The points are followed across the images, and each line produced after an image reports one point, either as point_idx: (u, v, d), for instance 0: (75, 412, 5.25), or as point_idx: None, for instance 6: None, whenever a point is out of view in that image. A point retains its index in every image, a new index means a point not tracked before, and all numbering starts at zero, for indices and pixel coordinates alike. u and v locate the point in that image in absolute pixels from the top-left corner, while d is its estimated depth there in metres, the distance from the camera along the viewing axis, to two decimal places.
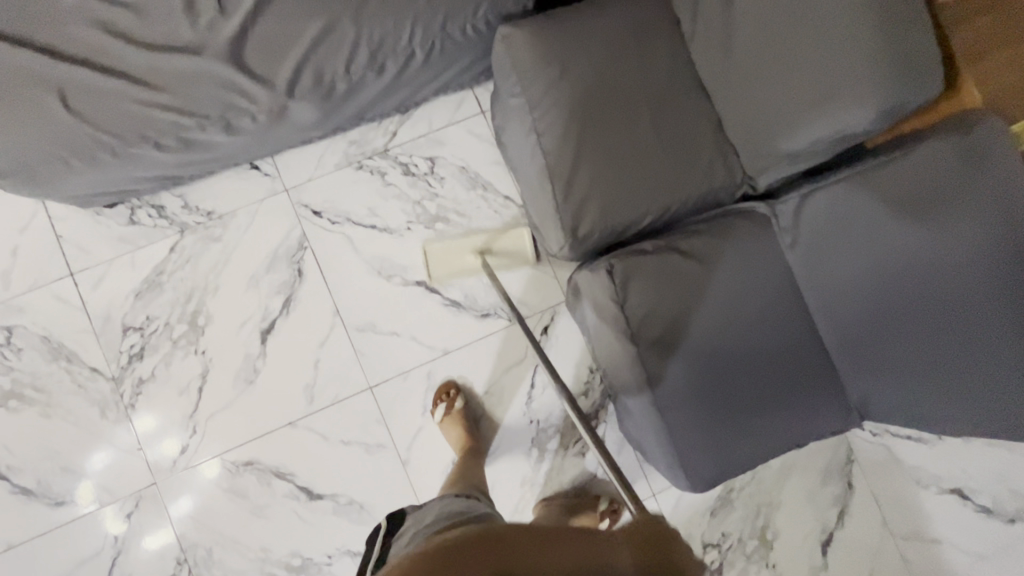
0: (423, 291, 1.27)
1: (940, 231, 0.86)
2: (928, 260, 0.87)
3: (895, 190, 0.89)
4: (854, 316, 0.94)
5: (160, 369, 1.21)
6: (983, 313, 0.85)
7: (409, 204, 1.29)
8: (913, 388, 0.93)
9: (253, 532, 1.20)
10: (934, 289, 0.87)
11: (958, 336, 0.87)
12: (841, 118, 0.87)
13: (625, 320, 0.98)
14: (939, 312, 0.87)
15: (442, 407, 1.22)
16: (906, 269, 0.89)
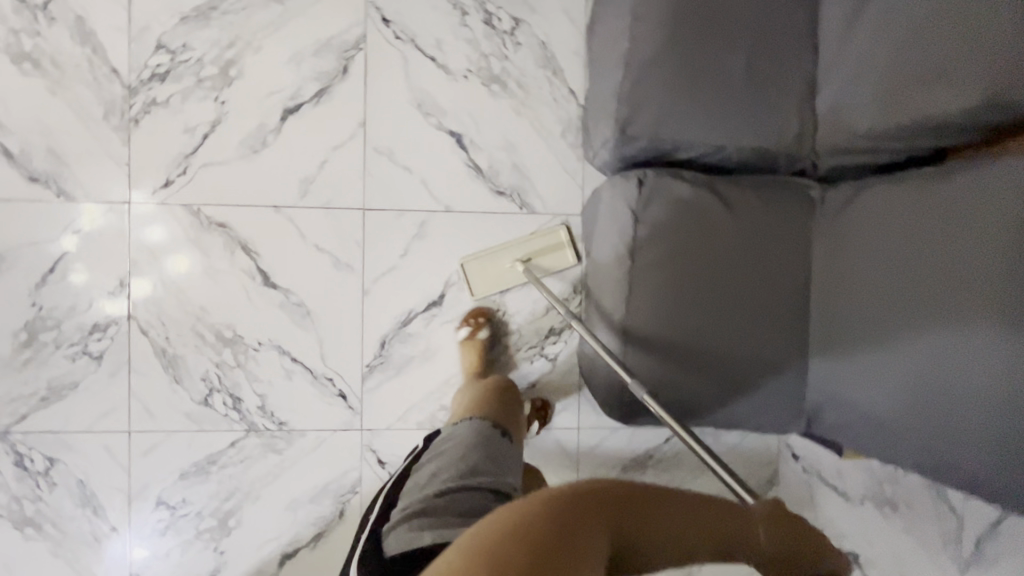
0: (452, 143, 1.23)
1: (957, 252, 0.77)
2: (931, 280, 0.79)
3: (936, 200, 0.81)
4: (841, 311, 0.93)
5: (175, 101, 1.18)
6: (977, 345, 0.73)
7: (475, 54, 1.23)
8: (863, 404, 0.88)
9: (199, 290, 1.20)
10: (932, 313, 0.78)
11: (948, 372, 0.76)
12: (926, 107, 0.80)
13: (631, 232, 0.97)
14: (935, 341, 0.78)
15: (467, 328, 1.21)
16: (919, 287, 0.81)
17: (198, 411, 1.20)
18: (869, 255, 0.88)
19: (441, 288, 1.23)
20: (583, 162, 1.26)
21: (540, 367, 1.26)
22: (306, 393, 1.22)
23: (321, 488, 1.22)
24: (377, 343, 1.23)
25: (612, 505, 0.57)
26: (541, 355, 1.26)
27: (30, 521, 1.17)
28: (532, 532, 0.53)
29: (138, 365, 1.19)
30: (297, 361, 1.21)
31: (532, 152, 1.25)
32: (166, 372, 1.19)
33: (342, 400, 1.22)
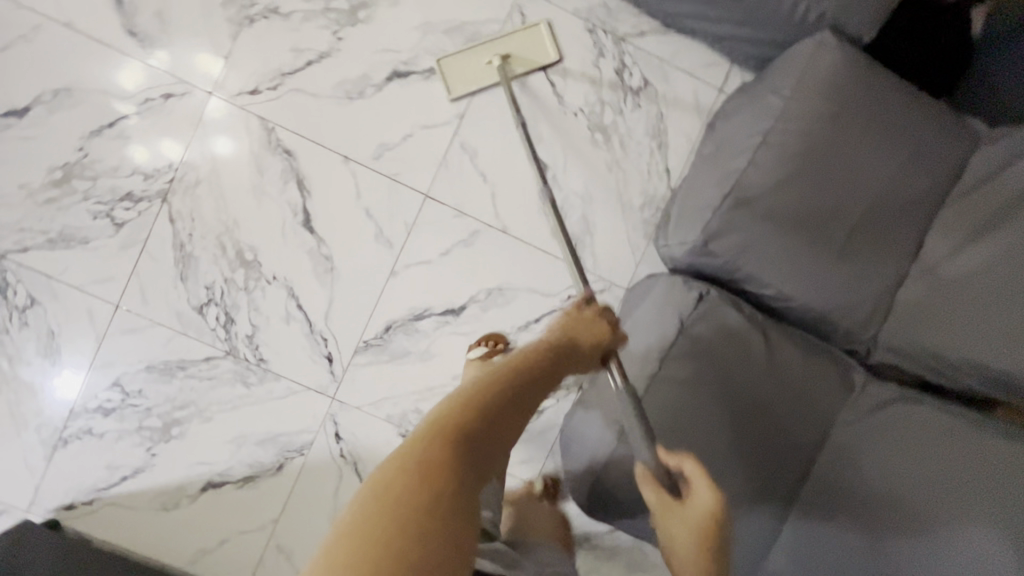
0: (534, 170, 1.21)
1: (975, 466, 0.83)
2: (950, 488, 0.83)
3: (905, 422, 0.89)
4: (844, 510, 0.89)
5: (296, 18, 1.16)
6: (957, 541, 0.81)
7: (594, 97, 1.21)
8: None
9: (240, 202, 1.18)
10: (951, 523, 0.82)
11: (938, 549, 0.82)
12: (1003, 358, 0.84)
13: (673, 338, 0.94)
14: (955, 531, 0.81)
15: (483, 348, 1.17)
16: (923, 489, 0.85)
17: (189, 316, 1.18)
18: (885, 458, 0.89)
19: (464, 300, 1.21)
20: (648, 241, 1.23)
21: None
22: (296, 342, 1.20)
23: (271, 436, 1.21)
24: (382, 325, 1.21)
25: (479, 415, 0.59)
26: None
27: None
28: (434, 453, 0.53)
29: (152, 249, 1.17)
30: (301, 309, 1.19)
31: (606, 211, 1.22)
32: (175, 266, 1.17)
33: (326, 363, 1.21)
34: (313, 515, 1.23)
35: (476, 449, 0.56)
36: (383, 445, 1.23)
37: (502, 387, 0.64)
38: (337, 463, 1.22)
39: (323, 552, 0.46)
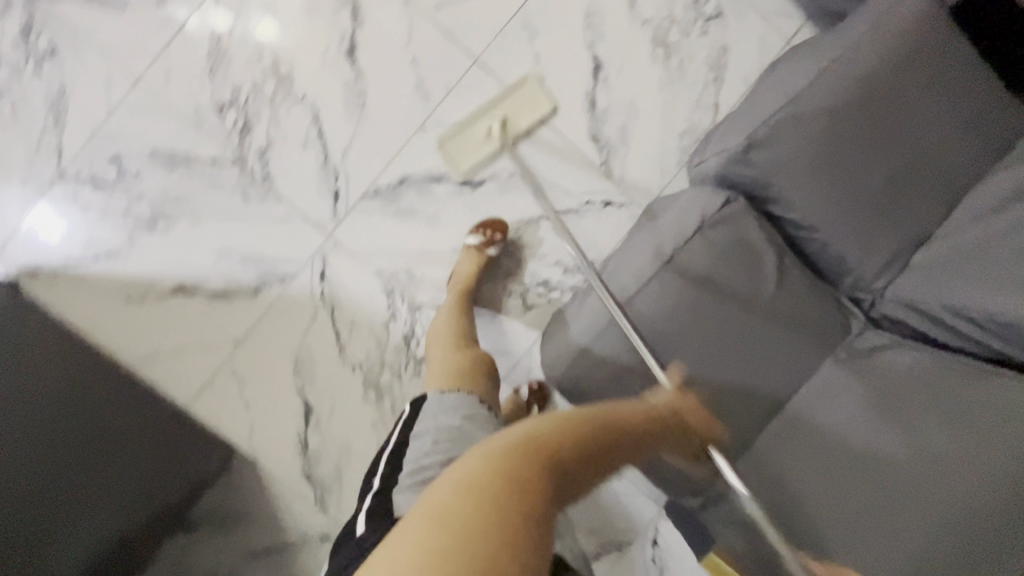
0: (588, 66, 1.19)
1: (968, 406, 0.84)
2: (946, 428, 0.84)
3: (820, 409, 0.92)
4: (828, 442, 0.89)
5: None
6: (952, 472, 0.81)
7: (666, 10, 1.19)
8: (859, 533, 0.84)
9: (289, 14, 1.14)
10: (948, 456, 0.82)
11: (937, 479, 0.82)
12: None
13: (688, 237, 0.92)
14: (952, 461, 0.82)
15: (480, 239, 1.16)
16: (845, 479, 0.87)
17: (206, 112, 1.14)
18: (873, 397, 0.89)
19: (484, 176, 1.20)
20: (679, 169, 1.22)
21: (512, 305, 1.22)
22: (307, 170, 1.17)
23: (256, 257, 1.18)
24: (397, 177, 1.18)
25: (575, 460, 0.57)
26: (519, 297, 1.22)
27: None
28: (546, 487, 0.50)
29: (188, 35, 1.13)
30: (320, 138, 1.16)
31: (646, 127, 1.21)
32: (206, 59, 1.14)
33: (331, 200, 1.18)
34: (278, 347, 1.20)
35: (570, 477, 0.54)
36: (365, 298, 1.20)
37: (604, 443, 0.62)
38: (315, 302, 1.19)
39: (423, 545, 0.43)
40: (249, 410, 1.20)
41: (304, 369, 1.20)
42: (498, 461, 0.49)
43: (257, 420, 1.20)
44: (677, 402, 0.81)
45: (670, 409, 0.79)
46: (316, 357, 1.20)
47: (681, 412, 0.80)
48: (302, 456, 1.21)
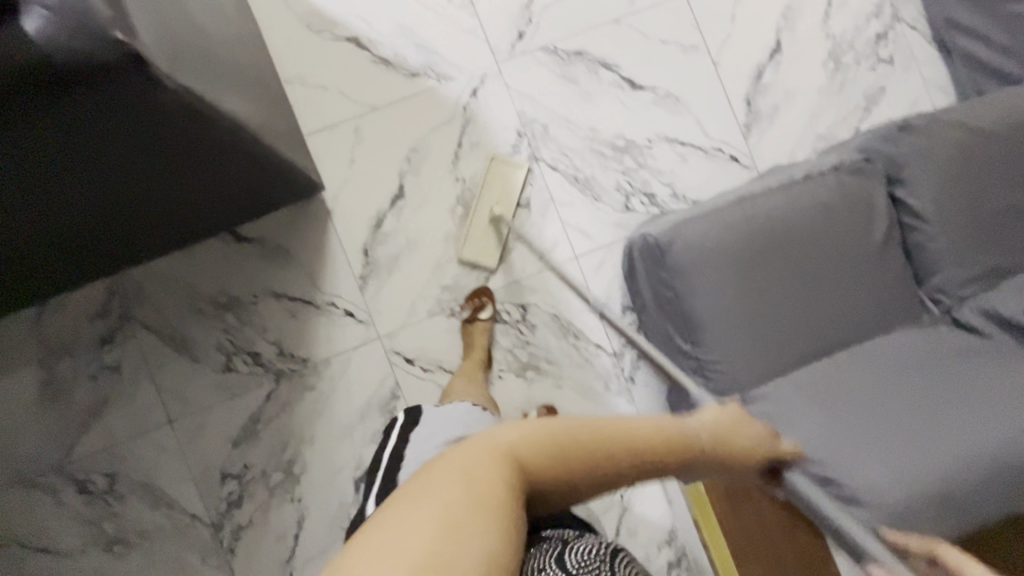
0: (769, 45, 1.34)
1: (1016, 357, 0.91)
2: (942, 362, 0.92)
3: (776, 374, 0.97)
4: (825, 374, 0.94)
5: None
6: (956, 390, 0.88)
7: (851, 37, 1.35)
8: (868, 443, 0.85)
9: None
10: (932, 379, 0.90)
11: (930, 397, 0.88)
12: None
13: (821, 172, 1.03)
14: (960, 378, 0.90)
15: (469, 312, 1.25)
16: (838, 403, 0.90)
17: None
18: (872, 346, 0.97)
19: (646, 83, 1.31)
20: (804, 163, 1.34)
21: (614, 199, 1.30)
22: (508, 5, 1.29)
23: (429, 49, 1.28)
24: (576, 47, 1.30)
25: (569, 480, 0.50)
26: (623, 197, 1.30)
27: None
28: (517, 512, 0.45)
29: None
30: None
31: (793, 117, 1.34)
32: None
33: (514, 37, 1.29)
34: (404, 130, 1.27)
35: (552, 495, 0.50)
36: (498, 129, 1.28)
37: (627, 459, 0.52)
38: (456, 109, 1.28)
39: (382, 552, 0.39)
40: (350, 167, 1.25)
41: (414, 159, 1.27)
42: (479, 488, 0.43)
43: (353, 179, 1.25)
44: (715, 438, 0.66)
45: (717, 441, 0.65)
46: (430, 154, 1.27)
47: (720, 423, 0.68)
48: (371, 231, 1.26)
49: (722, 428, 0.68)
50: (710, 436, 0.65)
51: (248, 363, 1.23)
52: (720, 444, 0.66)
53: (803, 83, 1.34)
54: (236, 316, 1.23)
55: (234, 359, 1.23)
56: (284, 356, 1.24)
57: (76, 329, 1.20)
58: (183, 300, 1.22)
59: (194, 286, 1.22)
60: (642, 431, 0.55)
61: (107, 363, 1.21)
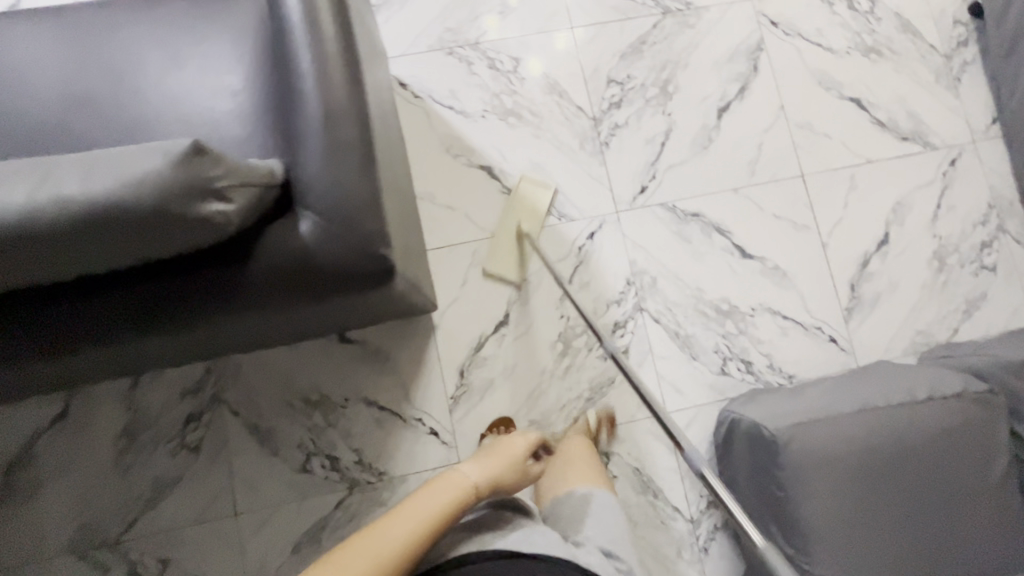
0: (878, 237, 1.37)
1: None
2: None
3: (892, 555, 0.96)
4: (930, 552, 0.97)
5: (837, 18, 1.45)
6: None
7: (956, 240, 1.39)
8: None
9: (698, 58, 1.40)
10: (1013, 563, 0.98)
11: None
12: None
13: (947, 395, 1.02)
14: None
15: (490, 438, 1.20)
16: None
17: (600, 77, 1.37)
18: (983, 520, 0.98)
19: (756, 253, 1.34)
20: (902, 355, 1.34)
21: (712, 361, 1.30)
22: (636, 160, 1.35)
23: (554, 187, 1.33)
24: (694, 208, 1.35)
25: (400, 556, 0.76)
26: (721, 360, 1.30)
27: None
28: None
29: (624, 27, 1.40)
30: (661, 146, 1.36)
31: (896, 308, 1.35)
32: (626, 46, 1.39)
33: (636, 190, 1.34)
34: (519, 261, 1.30)
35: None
36: (608, 274, 1.31)
37: (425, 524, 0.80)
38: (571, 249, 1.32)
39: None
40: (461, 288, 1.28)
41: (523, 290, 1.30)
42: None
43: (462, 300, 1.28)
44: (489, 468, 0.93)
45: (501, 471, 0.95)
46: (539, 288, 1.30)
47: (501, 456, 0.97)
48: (470, 353, 1.27)
49: (511, 447, 1.00)
50: (478, 467, 0.92)
51: (325, 466, 1.21)
52: (503, 468, 0.95)
53: (907, 277, 1.37)
54: (323, 417, 1.22)
55: (312, 459, 1.21)
56: (362, 465, 1.22)
57: (167, 403, 1.20)
58: (275, 392, 1.22)
59: (288, 380, 1.23)
60: (433, 501, 0.82)
61: (187, 442, 1.20)
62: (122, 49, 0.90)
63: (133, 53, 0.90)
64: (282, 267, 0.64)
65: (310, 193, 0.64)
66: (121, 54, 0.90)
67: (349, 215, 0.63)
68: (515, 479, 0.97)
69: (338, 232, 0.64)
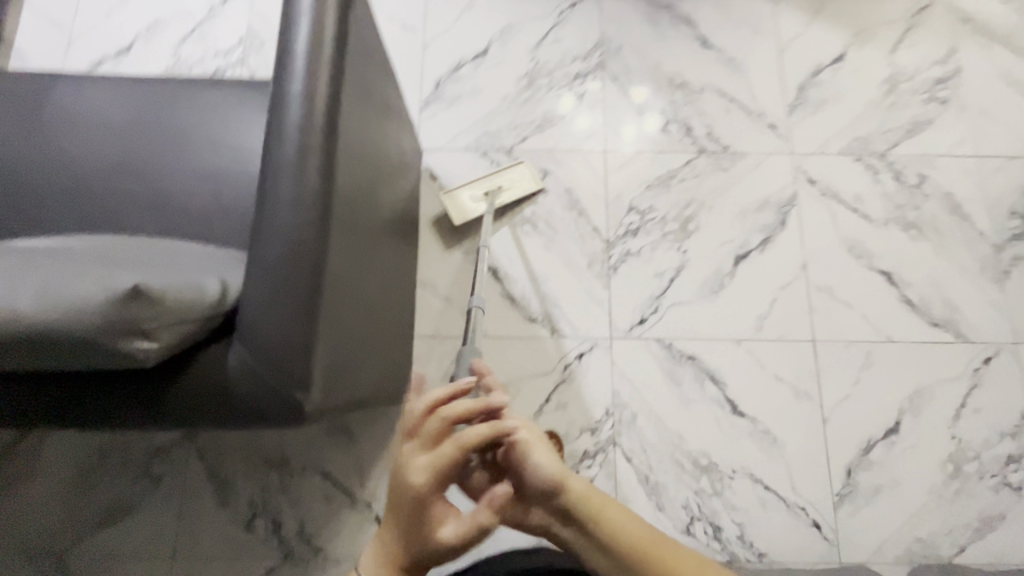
0: (887, 423, 1.28)
1: None
2: None
3: None
4: None
5: (878, 187, 1.41)
6: None
7: (977, 446, 1.26)
8: None
9: (725, 202, 1.40)
10: None
11: None
12: None
13: None
14: None
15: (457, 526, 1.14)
16: None
17: (621, 202, 1.40)
18: None
19: (747, 412, 1.28)
20: (893, 562, 1.21)
21: (678, 516, 1.23)
22: (641, 291, 1.35)
23: (553, 300, 1.34)
24: (690, 351, 1.31)
25: None
26: (688, 517, 1.23)
27: (533, 82, 1.47)
28: None
29: (656, 160, 1.42)
30: (669, 281, 1.35)
31: (894, 507, 1.23)
32: (654, 177, 1.41)
33: (635, 320, 1.33)
34: (502, 366, 1.30)
35: None
36: (589, 400, 1.29)
37: None
38: (556, 365, 1.31)
39: None
40: (440, 381, 1.30)
41: None
42: None
43: None
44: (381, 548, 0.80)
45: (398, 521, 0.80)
46: (516, 398, 1.29)
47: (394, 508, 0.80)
48: None
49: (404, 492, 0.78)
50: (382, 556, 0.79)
51: (268, 529, 1.23)
52: (395, 538, 0.79)
53: (912, 474, 1.25)
54: (278, 478, 1.24)
55: (258, 518, 1.23)
56: (302, 537, 1.22)
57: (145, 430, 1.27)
58: (242, 443, 1.26)
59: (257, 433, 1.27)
60: None
61: (151, 472, 1.25)
62: (175, 118, 1.02)
63: (185, 125, 1.01)
64: (195, 399, 0.64)
65: (245, 325, 0.63)
66: (175, 123, 1.01)
67: (281, 359, 0.62)
68: (417, 534, 0.78)
69: (258, 370, 0.63)
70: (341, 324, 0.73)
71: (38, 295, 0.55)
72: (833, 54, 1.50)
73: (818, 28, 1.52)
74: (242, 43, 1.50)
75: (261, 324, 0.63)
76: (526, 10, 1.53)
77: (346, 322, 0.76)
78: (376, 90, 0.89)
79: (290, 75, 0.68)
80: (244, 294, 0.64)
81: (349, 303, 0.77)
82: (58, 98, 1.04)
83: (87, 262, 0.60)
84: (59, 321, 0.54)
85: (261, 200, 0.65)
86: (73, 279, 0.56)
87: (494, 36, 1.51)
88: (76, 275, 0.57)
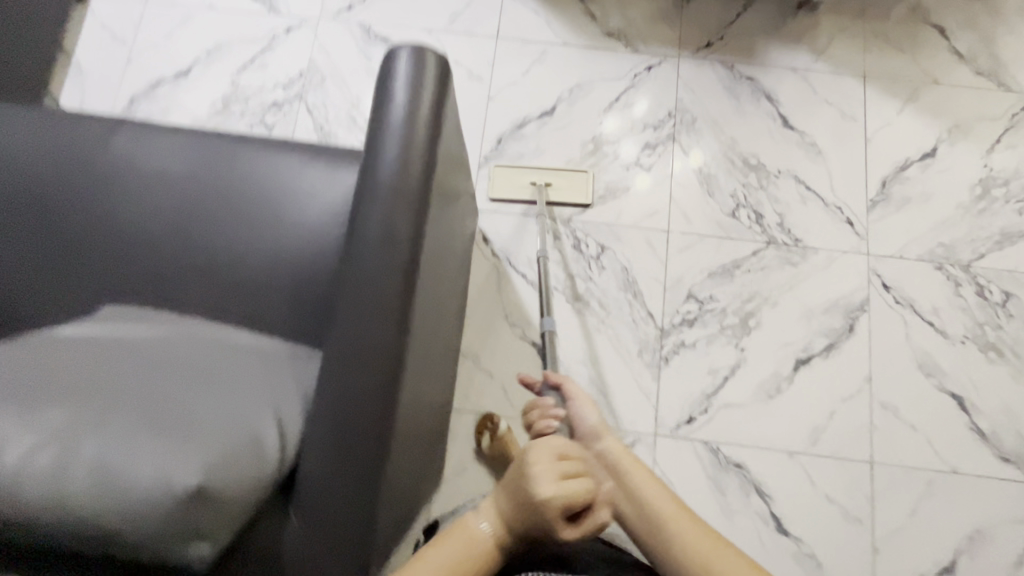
0: (944, 562, 1.19)
1: None
2: None
3: None
4: None
5: (958, 300, 1.32)
6: None
7: None
8: None
9: (791, 299, 1.32)
10: None
11: None
12: None
13: None
14: None
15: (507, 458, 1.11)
16: None
17: (679, 289, 1.32)
18: None
19: (793, 531, 1.20)
20: None
21: None
22: (692, 386, 1.28)
23: (598, 386, 1.28)
24: (738, 458, 1.24)
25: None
26: None
27: (599, 149, 1.40)
28: None
29: (722, 246, 1.35)
30: (723, 379, 1.28)
31: None
32: (717, 265, 1.33)
33: (682, 417, 1.26)
34: None
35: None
36: None
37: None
38: None
39: None
40: (473, 460, 1.24)
41: None
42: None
43: (469, 476, 1.23)
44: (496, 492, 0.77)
45: (525, 524, 0.73)
46: None
47: (533, 516, 0.72)
48: None
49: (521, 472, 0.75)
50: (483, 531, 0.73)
51: None
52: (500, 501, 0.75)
53: None
54: None
55: None
56: None
57: None
58: None
59: None
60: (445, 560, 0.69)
61: None
62: (238, 176, 0.99)
63: (246, 186, 0.98)
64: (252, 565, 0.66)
65: (307, 494, 0.66)
66: (237, 187, 0.98)
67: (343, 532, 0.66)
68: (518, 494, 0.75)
69: (316, 541, 0.66)
70: (401, 478, 0.76)
71: (95, 475, 0.54)
72: (923, 148, 1.40)
73: (910, 117, 1.42)
74: (302, 75, 1.45)
75: (326, 499, 0.66)
76: (598, 69, 1.45)
77: (404, 472, 0.79)
78: (449, 192, 0.84)
79: (367, 224, 0.67)
80: (305, 457, 0.65)
81: (409, 453, 0.79)
82: (120, 143, 1.00)
83: (139, 424, 0.57)
84: (114, 514, 0.53)
85: (326, 368, 0.67)
86: (129, 461, 0.54)
87: (562, 94, 1.44)
88: (132, 455, 0.55)
